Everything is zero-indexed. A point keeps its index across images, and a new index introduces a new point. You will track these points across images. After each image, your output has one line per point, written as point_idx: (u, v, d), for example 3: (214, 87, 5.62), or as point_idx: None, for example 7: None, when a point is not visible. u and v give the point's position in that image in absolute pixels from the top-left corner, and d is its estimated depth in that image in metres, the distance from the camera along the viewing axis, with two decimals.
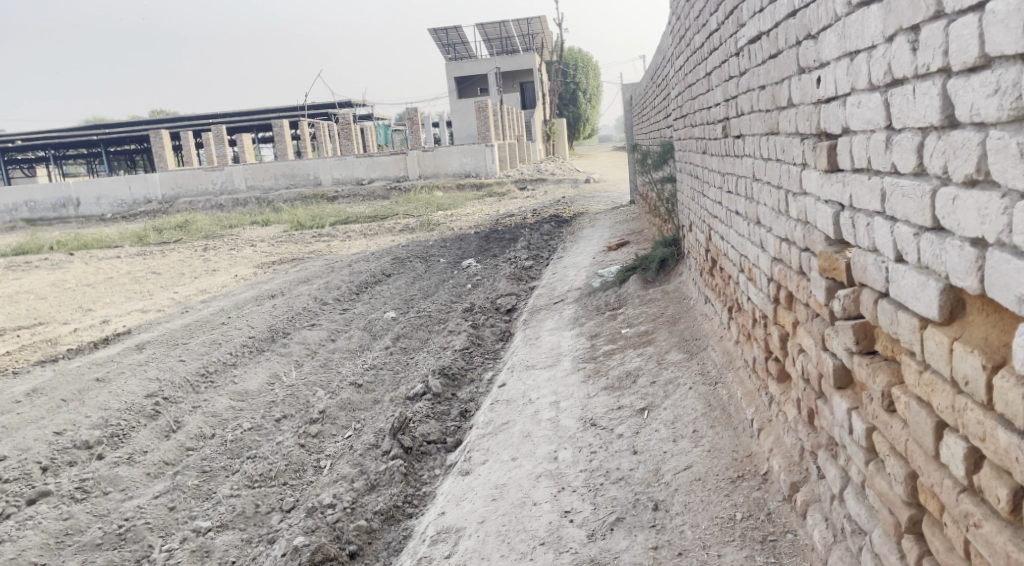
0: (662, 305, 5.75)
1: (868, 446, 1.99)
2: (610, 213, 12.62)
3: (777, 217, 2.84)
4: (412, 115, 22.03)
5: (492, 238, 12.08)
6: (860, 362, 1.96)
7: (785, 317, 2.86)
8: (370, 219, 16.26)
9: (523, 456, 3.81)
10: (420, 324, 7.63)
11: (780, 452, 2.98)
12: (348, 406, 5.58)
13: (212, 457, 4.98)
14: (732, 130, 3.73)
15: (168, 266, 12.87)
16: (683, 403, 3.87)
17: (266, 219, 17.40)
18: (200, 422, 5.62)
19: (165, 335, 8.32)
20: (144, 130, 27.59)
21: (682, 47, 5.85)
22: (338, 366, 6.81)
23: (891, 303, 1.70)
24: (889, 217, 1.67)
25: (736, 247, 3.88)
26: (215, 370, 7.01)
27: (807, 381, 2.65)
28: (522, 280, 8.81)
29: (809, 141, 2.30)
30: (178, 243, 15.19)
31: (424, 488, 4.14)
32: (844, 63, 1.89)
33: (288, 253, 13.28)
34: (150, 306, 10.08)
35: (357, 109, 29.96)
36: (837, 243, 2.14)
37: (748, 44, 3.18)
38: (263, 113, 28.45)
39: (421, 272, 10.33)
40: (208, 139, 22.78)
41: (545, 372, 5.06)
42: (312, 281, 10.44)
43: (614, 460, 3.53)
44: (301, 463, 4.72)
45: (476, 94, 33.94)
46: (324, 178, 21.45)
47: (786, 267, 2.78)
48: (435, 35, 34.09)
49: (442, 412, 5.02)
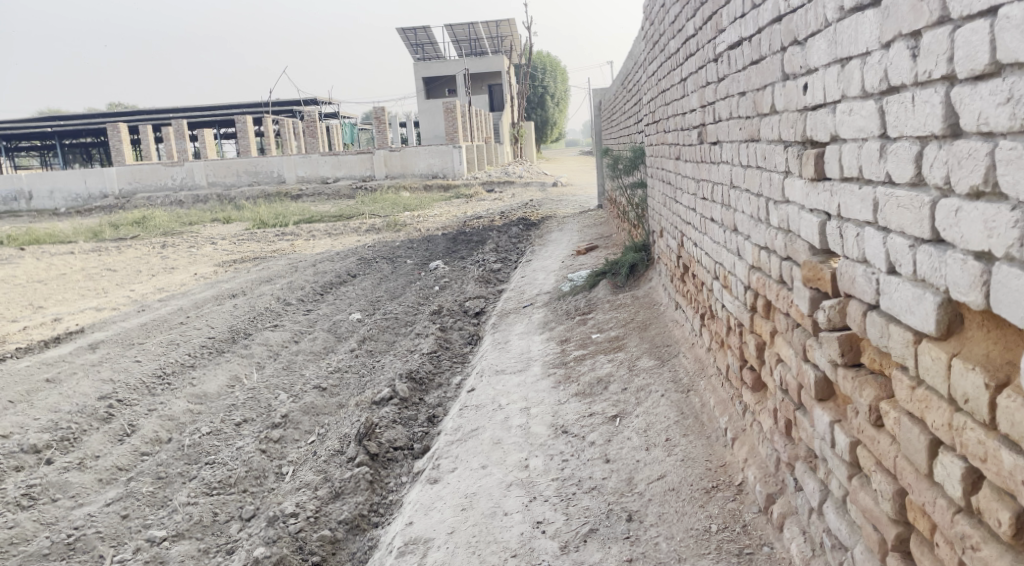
0: (632, 310, 5.71)
1: (852, 460, 1.95)
2: (578, 217, 12.61)
3: (756, 225, 2.80)
4: (379, 114, 21.82)
5: (459, 240, 11.99)
6: (845, 375, 1.92)
7: (762, 326, 2.82)
8: (335, 219, 16.04)
9: (493, 464, 3.73)
10: (387, 326, 7.51)
11: (755, 462, 2.94)
12: (312, 411, 5.44)
13: (167, 463, 4.81)
14: (708, 136, 3.70)
15: (124, 263, 12.53)
16: (655, 410, 3.82)
17: (227, 217, 17.08)
18: (156, 426, 5.44)
19: (121, 335, 8.07)
20: (102, 123, 26.91)
21: (655, 51, 5.83)
22: (301, 368, 6.65)
23: (881, 315, 1.66)
24: (882, 228, 1.63)
25: (710, 254, 3.85)
26: (172, 371, 6.80)
27: (785, 392, 2.62)
28: (490, 282, 8.73)
29: (793, 148, 2.26)
30: (135, 240, 14.81)
31: (390, 496, 4.03)
32: (834, 69, 1.85)
33: (250, 251, 13.03)
34: (105, 304, 9.78)
35: (323, 106, 29.62)
36: (822, 253, 2.10)
37: (727, 49, 3.15)
38: (226, 109, 27.96)
39: (387, 274, 10.19)
40: (169, 134, 22.30)
41: (514, 377, 4.98)
42: (275, 281, 10.24)
43: (586, 469, 3.47)
44: (263, 469, 4.58)
45: (444, 94, 33.81)
46: (288, 176, 21.14)
47: (764, 275, 2.75)
48: (404, 34, 33.87)
49: (409, 418, 4.92)
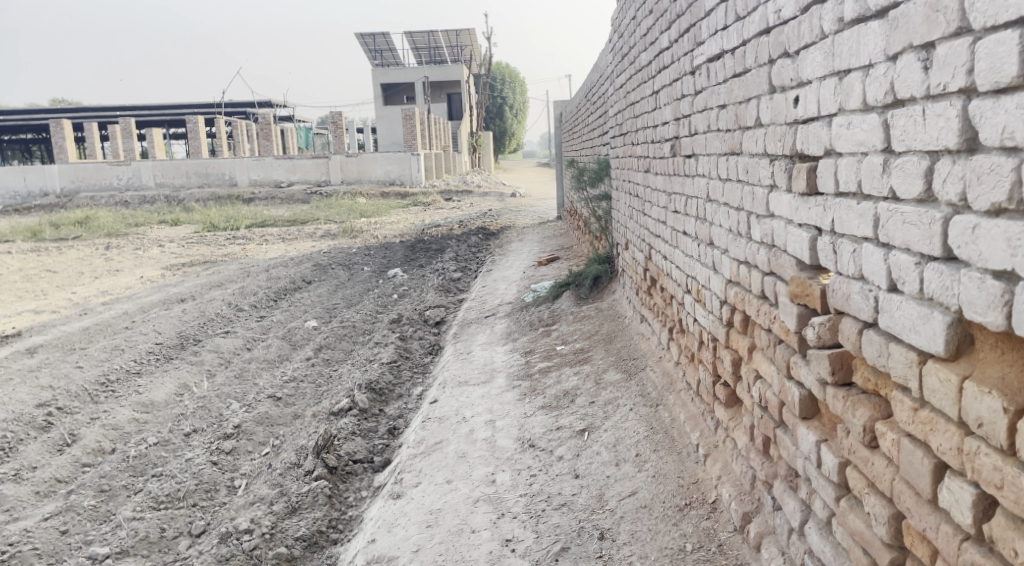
0: (596, 323, 5.67)
1: (839, 480, 1.91)
2: (538, 228, 12.57)
3: (735, 239, 2.77)
4: (337, 119, 21.52)
5: (418, 248, 11.84)
6: (835, 394, 1.88)
7: (739, 341, 2.79)
8: (289, 224, 15.74)
9: (459, 479, 3.63)
10: (344, 334, 7.33)
11: (728, 480, 2.91)
12: (266, 421, 5.25)
13: (111, 475, 4.58)
14: (683, 148, 3.67)
15: (66, 265, 12.05)
16: (624, 425, 3.76)
17: (176, 219, 16.60)
18: (98, 436, 5.18)
19: (61, 339, 7.73)
20: (45, 118, 25.99)
21: (623, 63, 5.82)
22: (254, 377, 6.44)
23: (880, 333, 1.62)
24: (883, 244, 1.59)
25: (682, 267, 3.82)
26: (116, 379, 6.52)
27: (764, 410, 2.58)
28: (450, 292, 8.62)
29: (780, 162, 2.22)
30: (78, 240, 14.29)
31: (349, 512, 3.89)
32: (830, 82, 1.81)
33: (199, 255, 12.66)
34: (45, 307, 9.38)
35: (278, 110, 29.14)
36: (810, 268, 2.07)
37: (705, 62, 3.13)
38: (177, 108, 27.28)
39: (344, 281, 10.00)
40: (116, 132, 21.64)
41: (478, 389, 4.88)
42: (226, 286, 9.95)
43: (555, 484, 3.39)
44: (214, 483, 4.39)
45: (403, 101, 33.60)
46: (240, 178, 20.70)
47: (743, 290, 2.72)
48: (362, 39, 33.61)
49: (368, 430, 4.79)
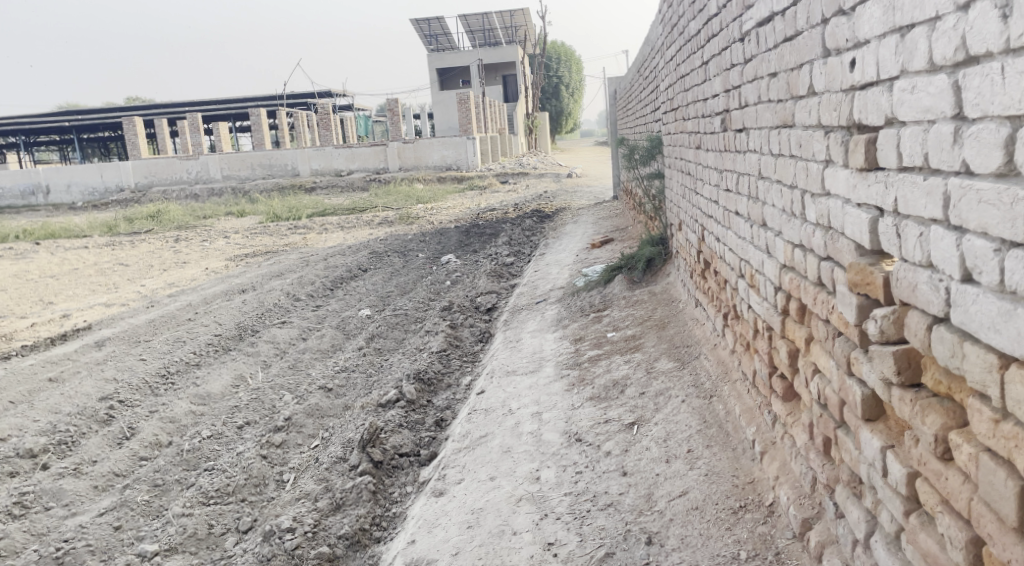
0: (649, 308, 5.44)
1: (907, 492, 1.70)
2: (593, 209, 12.30)
3: (789, 220, 2.54)
4: (393, 106, 21.55)
5: (472, 233, 11.72)
6: (902, 396, 1.66)
7: (796, 331, 2.57)
8: (348, 211, 15.87)
9: (503, 476, 3.50)
10: (396, 323, 7.28)
11: (786, 481, 2.69)
12: (316, 413, 5.23)
13: (165, 469, 4.62)
14: (733, 123, 3.43)
15: (137, 258, 12.40)
16: (675, 418, 3.56)
17: (241, 210, 16.94)
18: (155, 429, 5.25)
19: (127, 332, 7.91)
20: (118, 117, 26.91)
21: (673, 35, 5.53)
22: (307, 367, 6.45)
23: (951, 330, 1.40)
24: (954, 227, 1.36)
25: (735, 250, 3.58)
26: (176, 371, 6.62)
27: (823, 407, 2.35)
28: (503, 277, 8.49)
29: (836, 134, 1.99)
30: (149, 234, 14.72)
31: (394, 508, 3.81)
32: (891, 41, 1.58)
33: (262, 245, 12.86)
34: (114, 300, 9.65)
35: (336, 99, 29.45)
36: (872, 253, 1.84)
37: (755, 27, 2.87)
38: (241, 102, 27.83)
39: (399, 268, 9.95)
40: (183, 127, 22.21)
41: (526, 379, 4.73)
42: (285, 276, 10.04)
43: (601, 482, 3.23)
44: (263, 477, 4.37)
45: (459, 85, 33.55)
46: (301, 168, 20.98)
47: (798, 275, 2.49)
48: (417, 25, 33.61)
49: (416, 422, 4.70)
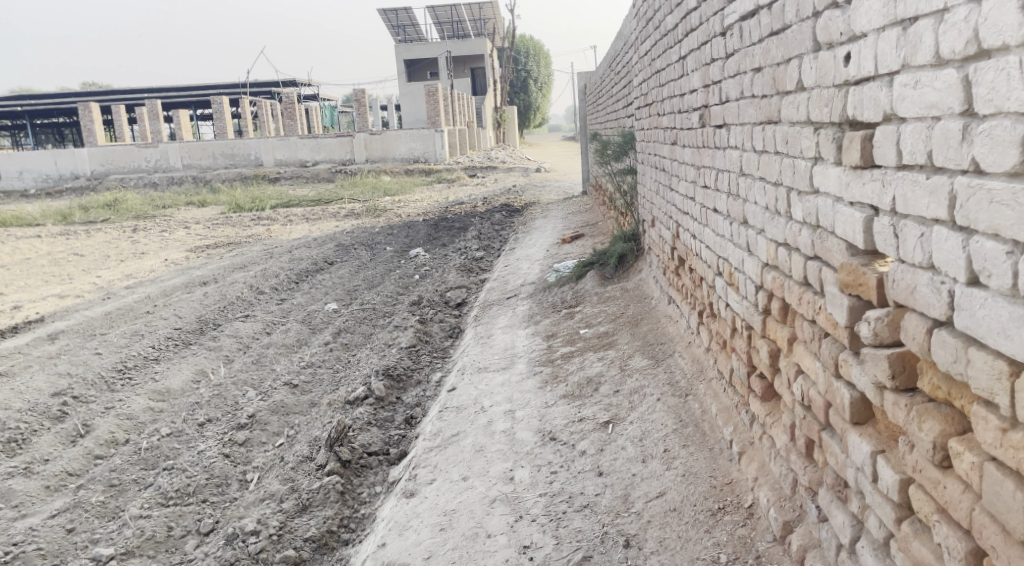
0: (622, 304, 5.40)
1: (900, 499, 1.65)
2: (563, 204, 12.25)
3: (773, 218, 2.49)
4: (360, 96, 21.26)
5: (440, 226, 11.59)
6: (896, 401, 1.62)
7: (778, 331, 2.53)
8: (314, 203, 15.61)
9: (475, 476, 3.42)
10: (364, 318, 7.14)
11: (766, 482, 2.65)
12: (281, 410, 5.09)
13: (122, 469, 4.45)
14: (712, 119, 3.38)
15: (93, 248, 12.04)
16: (651, 417, 3.52)
17: (202, 201, 16.56)
18: (112, 426, 5.06)
19: (82, 325, 7.65)
20: (74, 103, 26.15)
21: (648, 29, 5.48)
22: (272, 362, 6.29)
23: (954, 335, 1.36)
24: (960, 228, 1.32)
25: (712, 247, 3.54)
26: (133, 366, 6.40)
27: (807, 409, 2.31)
28: (472, 271, 8.39)
29: (826, 130, 1.94)
30: (106, 223, 14.31)
31: (362, 509, 3.71)
32: (891, 34, 1.53)
33: (224, 236, 12.57)
34: (69, 291, 9.33)
35: (301, 88, 28.99)
36: (864, 254, 1.79)
37: (738, 21, 2.82)
38: (203, 89, 27.23)
39: (366, 261, 9.79)
40: (142, 114, 21.64)
41: (498, 376, 4.65)
42: (249, 268, 9.82)
43: (577, 483, 3.17)
44: (225, 476, 4.23)
45: (426, 77, 33.27)
46: (265, 158, 20.60)
47: (781, 275, 2.44)
48: (385, 15, 33.22)
49: (385, 420, 4.60)
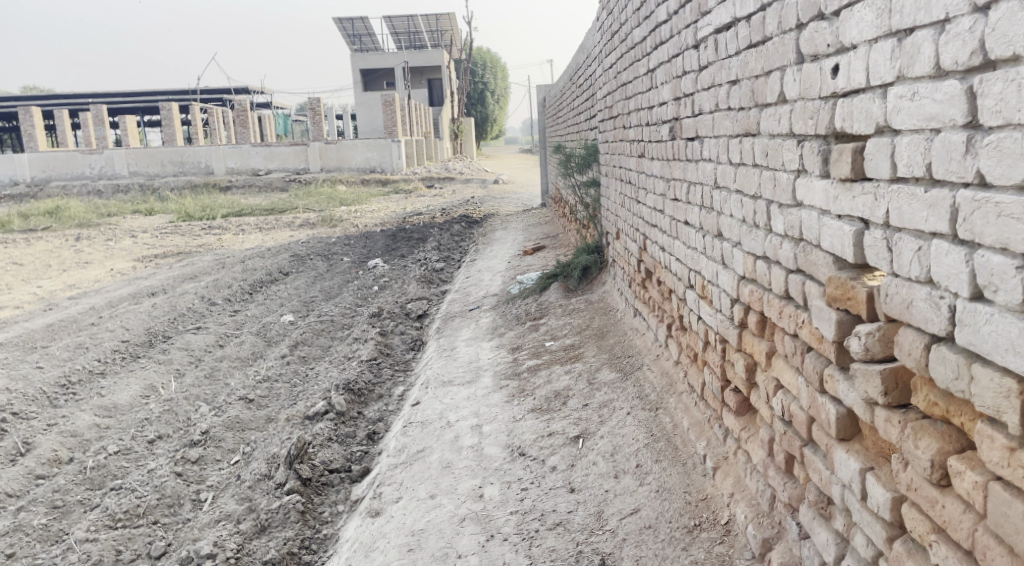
0: (587, 317, 5.36)
1: (891, 516, 1.63)
2: (522, 216, 12.23)
3: (750, 231, 2.48)
4: (314, 105, 21.00)
5: (399, 237, 11.44)
6: (888, 417, 1.59)
7: (756, 345, 2.50)
8: (267, 212, 15.31)
9: (443, 494, 3.33)
10: (321, 330, 6.98)
11: (742, 498, 2.62)
12: (236, 426, 4.91)
13: (66, 489, 4.23)
14: (684, 131, 3.37)
15: (33, 257, 11.58)
16: (621, 431, 3.47)
17: (150, 209, 16.11)
18: (55, 445, 4.82)
19: (22, 337, 7.32)
20: (14, 106, 25.29)
21: (612, 41, 5.49)
22: (226, 376, 6.09)
23: (956, 351, 1.34)
24: (964, 242, 1.32)
25: (683, 260, 3.52)
26: (78, 380, 6.13)
27: (786, 424, 2.28)
28: (432, 283, 8.29)
29: (811, 142, 1.93)
30: (47, 231, 13.80)
31: (324, 529, 3.58)
32: (882, 46, 1.52)
33: (173, 246, 12.22)
34: (8, 302, 8.95)
35: (254, 97, 28.54)
36: (852, 268, 1.77)
37: (712, 33, 2.82)
38: (152, 95, 26.59)
39: (322, 272, 9.60)
40: (87, 120, 21.01)
41: (463, 390, 4.57)
42: (200, 278, 9.54)
43: (548, 500, 3.10)
44: (177, 496, 4.05)
45: (382, 87, 33.05)
46: (216, 166, 20.16)
47: (760, 288, 2.42)
48: (340, 24, 32.96)
49: (346, 436, 4.46)
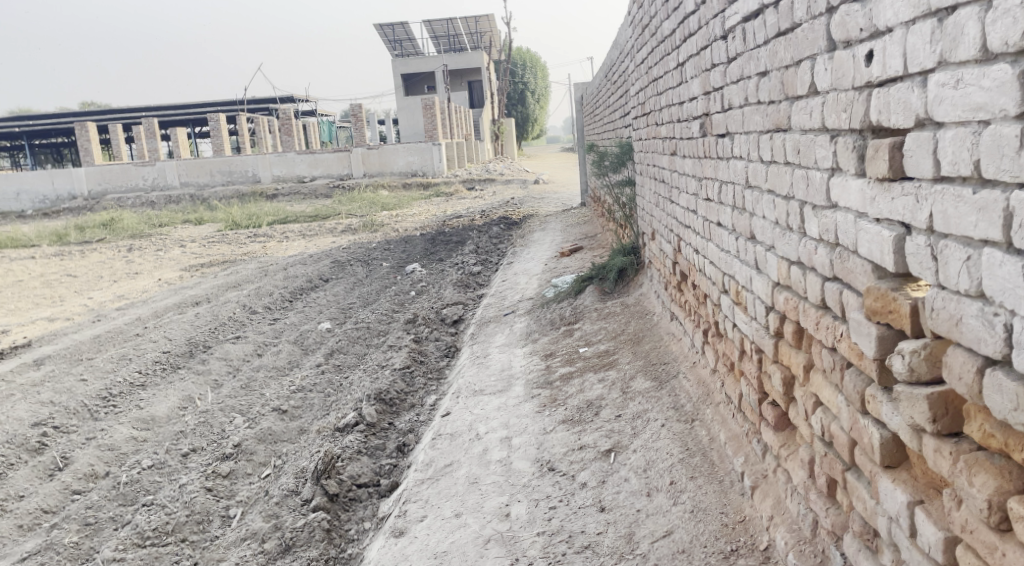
0: (623, 321, 5.19)
1: (944, 558, 1.44)
2: (561, 216, 12.07)
3: (783, 234, 2.29)
4: (356, 111, 21.16)
5: (438, 240, 11.37)
6: (939, 447, 1.41)
7: (793, 358, 2.32)
8: (311, 219, 15.42)
9: (469, 512, 3.21)
10: (357, 337, 6.93)
11: (783, 522, 2.43)
12: (269, 438, 4.87)
13: (99, 506, 4.23)
14: (715, 128, 3.18)
15: (86, 269, 11.83)
16: (655, 444, 3.29)
17: (199, 219, 16.38)
18: (92, 459, 4.84)
19: (69, 349, 7.43)
20: (71, 121, 26.05)
21: (644, 36, 5.30)
22: (262, 386, 6.07)
23: (1016, 380, 1.16)
24: (1022, 252, 1.14)
25: (717, 264, 3.33)
26: (119, 393, 6.18)
27: (827, 445, 2.09)
28: (469, 287, 8.18)
29: (845, 138, 1.75)
30: (101, 243, 14.11)
31: (350, 548, 3.51)
32: (920, 28, 1.35)
33: (219, 255, 12.36)
34: (59, 314, 9.11)
35: (298, 105, 28.93)
36: (893, 276, 1.58)
37: (740, 22, 2.63)
38: (200, 107, 27.11)
39: (361, 278, 9.58)
40: (139, 133, 21.50)
41: (494, 400, 4.44)
42: (242, 287, 9.60)
43: (577, 520, 2.96)
44: (206, 512, 4.01)
45: (423, 91, 33.15)
46: (262, 174, 20.43)
47: (795, 296, 2.23)
48: (381, 30, 33.19)
49: (376, 448, 4.37)
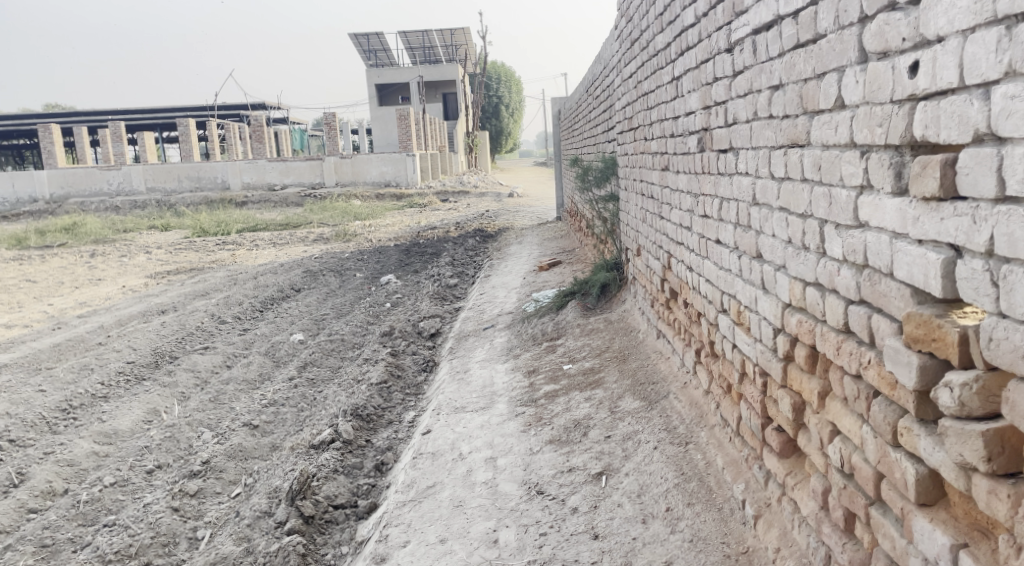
0: (607, 337, 5.08)
1: None
2: (537, 230, 11.99)
3: (797, 253, 2.20)
4: (330, 120, 20.93)
5: (412, 252, 11.20)
6: (995, 488, 1.32)
7: (805, 384, 2.22)
8: (281, 227, 15.14)
9: (455, 538, 3.07)
10: (331, 350, 6.73)
11: (792, 556, 2.32)
12: (239, 455, 4.66)
13: (56, 526, 3.99)
14: (715, 143, 3.10)
15: (46, 274, 11.43)
16: (648, 467, 3.18)
17: (165, 225, 15.99)
18: (49, 475, 4.58)
19: (27, 358, 7.12)
20: (35, 123, 25.43)
21: (633, 50, 5.23)
22: (231, 400, 5.84)
23: None
24: None
25: (714, 282, 3.24)
26: (79, 405, 5.90)
27: (846, 477, 1.99)
28: (446, 300, 8.03)
29: (877, 154, 1.66)
30: (62, 248, 13.66)
31: None
32: (983, 36, 1.28)
33: (186, 262, 12.03)
34: (17, 321, 8.75)
35: (270, 112, 28.58)
36: (936, 302, 1.50)
37: (749, 34, 2.55)
38: (169, 111, 26.62)
39: (335, 289, 9.36)
40: (105, 136, 21.01)
41: (477, 417, 4.29)
42: (210, 296, 9.33)
43: (570, 548, 2.82)
44: (172, 534, 3.80)
45: (398, 101, 32.98)
46: (232, 181, 20.06)
47: (810, 319, 2.14)
48: (356, 39, 33.01)
49: (352, 467, 4.19)
